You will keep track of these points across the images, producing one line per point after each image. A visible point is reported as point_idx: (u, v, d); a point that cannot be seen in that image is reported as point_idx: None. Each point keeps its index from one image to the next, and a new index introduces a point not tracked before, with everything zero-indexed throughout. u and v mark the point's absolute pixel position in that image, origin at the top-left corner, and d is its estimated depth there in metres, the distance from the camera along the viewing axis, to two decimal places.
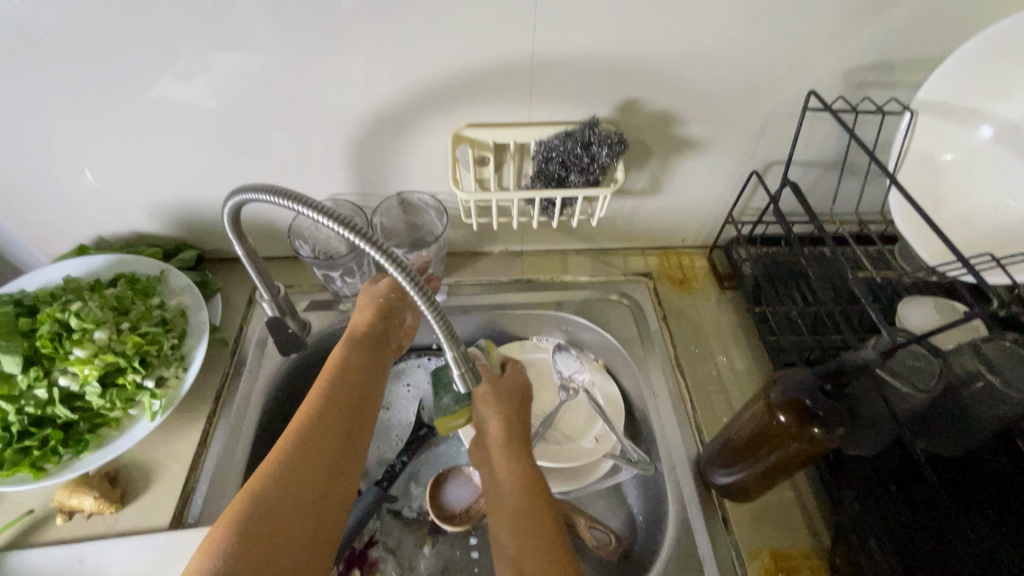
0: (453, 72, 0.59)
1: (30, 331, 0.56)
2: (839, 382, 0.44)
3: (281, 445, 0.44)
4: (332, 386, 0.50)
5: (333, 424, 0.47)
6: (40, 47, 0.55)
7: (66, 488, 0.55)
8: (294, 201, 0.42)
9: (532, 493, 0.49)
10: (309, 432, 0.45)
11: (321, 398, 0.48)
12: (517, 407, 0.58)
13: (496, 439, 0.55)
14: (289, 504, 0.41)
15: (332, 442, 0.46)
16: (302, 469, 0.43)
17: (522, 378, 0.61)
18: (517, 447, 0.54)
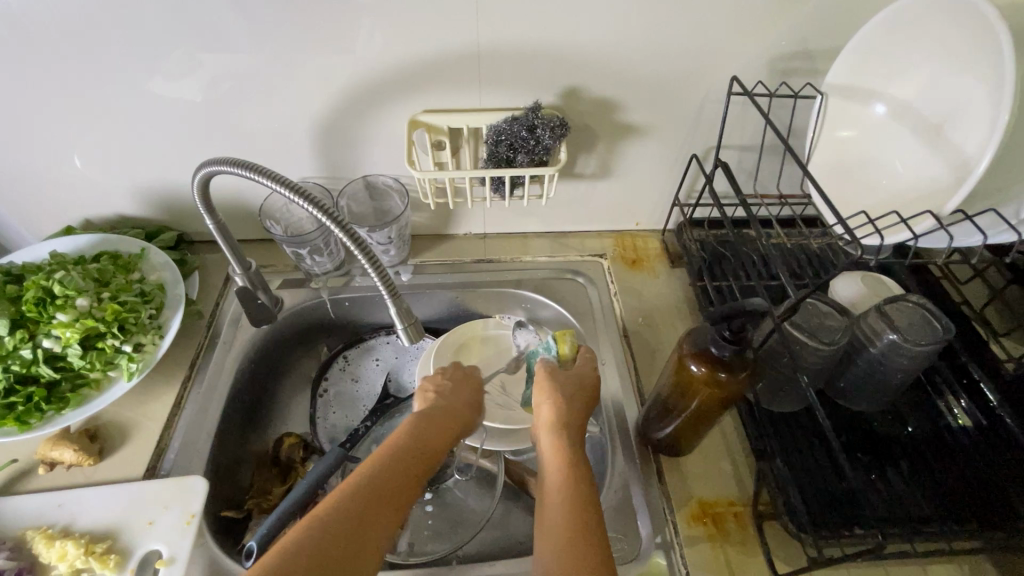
0: (407, 61, 0.64)
1: (17, 298, 0.61)
2: (734, 328, 0.46)
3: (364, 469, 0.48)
4: (419, 430, 0.54)
5: (421, 454, 0.53)
6: (30, 39, 0.61)
7: (48, 442, 0.59)
8: (259, 174, 0.50)
9: (581, 475, 0.51)
10: (405, 450, 0.52)
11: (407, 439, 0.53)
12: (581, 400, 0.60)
13: (546, 418, 0.58)
14: (378, 498, 0.46)
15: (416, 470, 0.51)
16: (394, 474, 0.49)
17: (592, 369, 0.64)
18: (572, 431, 0.56)
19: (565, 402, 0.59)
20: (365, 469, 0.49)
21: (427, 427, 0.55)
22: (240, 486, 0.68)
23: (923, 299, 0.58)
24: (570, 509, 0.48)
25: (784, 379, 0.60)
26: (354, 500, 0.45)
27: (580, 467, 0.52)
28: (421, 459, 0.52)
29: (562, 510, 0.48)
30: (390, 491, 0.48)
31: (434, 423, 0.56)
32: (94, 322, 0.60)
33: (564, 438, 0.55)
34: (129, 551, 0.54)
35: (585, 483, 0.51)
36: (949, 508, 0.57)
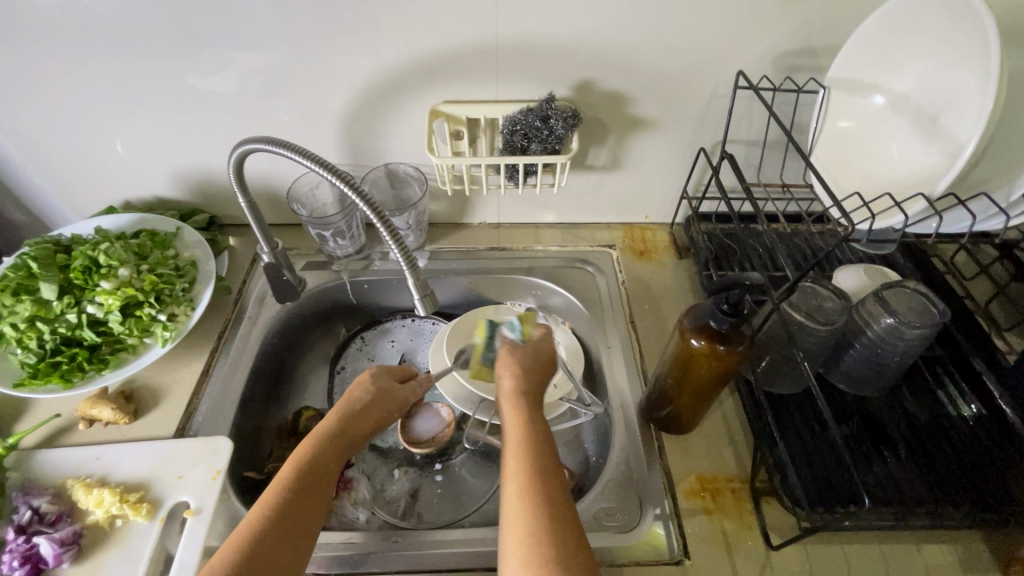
0: (429, 54, 0.68)
1: (66, 267, 0.66)
2: (731, 302, 0.49)
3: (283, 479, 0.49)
4: (333, 434, 0.54)
5: (332, 461, 0.52)
6: (85, 30, 0.66)
7: (88, 400, 0.64)
8: (293, 151, 0.53)
9: (540, 448, 0.49)
10: (315, 462, 0.51)
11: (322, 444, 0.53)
12: (537, 375, 0.59)
13: (506, 391, 0.56)
14: (291, 516, 0.47)
15: (328, 479, 0.51)
16: (307, 488, 0.49)
17: (549, 347, 0.64)
18: (529, 406, 0.54)
19: (523, 378, 0.57)
20: (274, 488, 0.48)
21: (337, 430, 0.55)
22: (261, 453, 0.72)
23: (921, 286, 0.60)
24: (530, 483, 0.46)
25: (783, 359, 0.62)
26: (269, 522, 0.45)
27: (541, 440, 0.50)
28: (332, 468, 0.52)
29: (519, 485, 0.46)
30: (305, 505, 0.48)
31: (344, 426, 0.56)
32: (134, 291, 0.65)
33: (522, 412, 0.53)
34: (160, 501, 0.58)
35: (547, 456, 0.49)
36: (946, 490, 0.58)
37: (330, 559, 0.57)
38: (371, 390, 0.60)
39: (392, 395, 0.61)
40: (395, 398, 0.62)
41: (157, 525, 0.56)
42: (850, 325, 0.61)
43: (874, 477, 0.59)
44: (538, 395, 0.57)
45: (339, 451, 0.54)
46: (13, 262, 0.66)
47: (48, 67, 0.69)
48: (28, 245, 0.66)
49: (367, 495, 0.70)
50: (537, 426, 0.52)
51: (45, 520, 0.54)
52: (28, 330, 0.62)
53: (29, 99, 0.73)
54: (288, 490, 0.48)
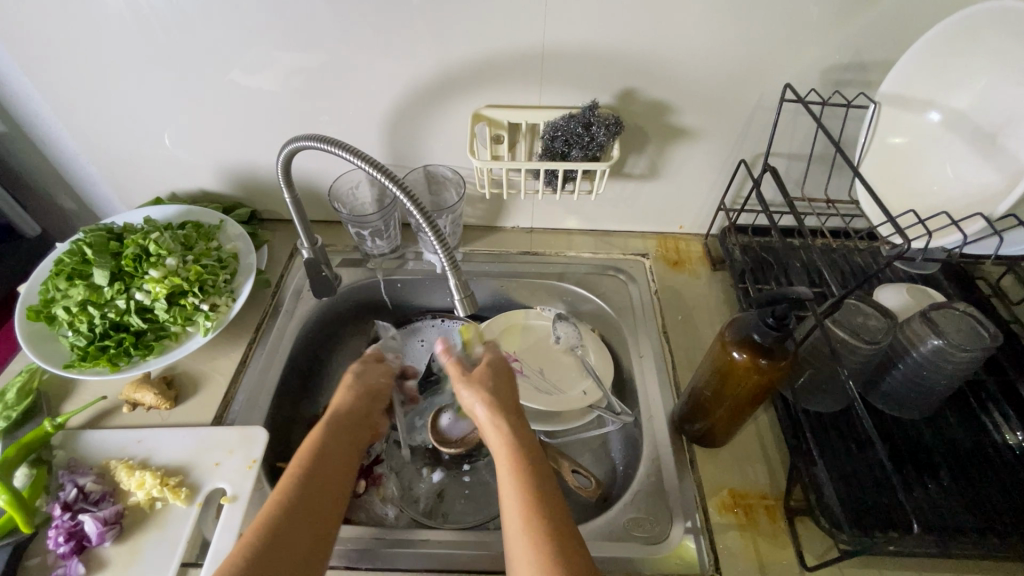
0: (474, 59, 0.69)
1: (117, 253, 0.68)
2: (778, 315, 0.49)
3: (292, 471, 0.51)
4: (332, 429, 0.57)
5: (334, 454, 0.54)
6: (147, 25, 0.69)
7: (133, 384, 0.66)
8: (344, 149, 0.55)
9: (532, 465, 0.49)
10: (320, 454, 0.53)
11: (323, 439, 0.55)
12: (499, 386, 0.58)
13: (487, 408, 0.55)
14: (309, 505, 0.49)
15: (337, 468, 0.53)
16: (314, 488, 0.50)
17: (500, 360, 0.62)
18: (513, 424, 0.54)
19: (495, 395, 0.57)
20: (284, 483, 0.50)
21: (336, 421, 0.58)
22: (292, 445, 0.73)
23: (971, 308, 0.59)
24: (529, 503, 0.46)
25: (823, 377, 0.61)
26: (280, 519, 0.47)
27: (528, 452, 0.51)
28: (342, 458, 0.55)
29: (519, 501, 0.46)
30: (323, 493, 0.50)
31: (342, 418, 0.59)
32: (180, 280, 0.67)
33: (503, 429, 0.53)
34: (198, 487, 0.59)
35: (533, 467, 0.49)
36: (991, 520, 0.56)
37: (360, 553, 0.57)
38: (351, 381, 0.64)
39: (372, 385, 0.65)
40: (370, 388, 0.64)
41: (195, 509, 0.57)
42: (895, 345, 0.60)
43: (914, 501, 0.58)
44: (518, 407, 0.57)
45: (341, 445, 0.56)
46: (69, 247, 0.68)
47: (110, 60, 0.72)
48: (83, 232, 0.69)
49: (396, 492, 0.71)
50: (523, 439, 0.52)
51: (90, 498, 0.56)
52: (80, 314, 0.64)
53: (90, 90, 0.76)
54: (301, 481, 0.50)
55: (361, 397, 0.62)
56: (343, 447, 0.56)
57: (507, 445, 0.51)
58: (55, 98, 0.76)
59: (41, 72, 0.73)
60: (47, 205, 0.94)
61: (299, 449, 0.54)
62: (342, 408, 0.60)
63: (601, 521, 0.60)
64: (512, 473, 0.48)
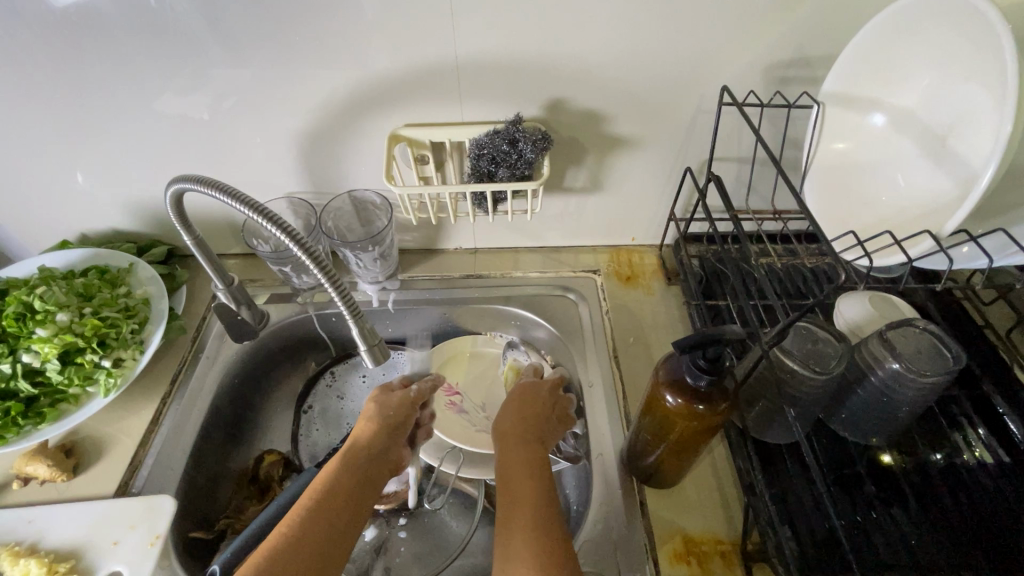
0: (384, 76, 0.63)
1: (1, 312, 0.62)
2: (709, 357, 0.43)
3: (311, 493, 0.50)
4: (358, 454, 0.55)
5: (355, 481, 0.52)
6: (15, 58, 0.61)
7: (25, 456, 0.60)
8: (222, 192, 0.49)
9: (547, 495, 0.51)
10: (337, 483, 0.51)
11: (344, 469, 0.53)
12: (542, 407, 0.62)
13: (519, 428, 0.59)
14: (320, 533, 0.47)
15: (355, 501, 0.51)
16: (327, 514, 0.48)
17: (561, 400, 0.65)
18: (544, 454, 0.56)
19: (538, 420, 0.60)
20: (297, 512, 0.48)
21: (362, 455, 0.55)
22: (217, 504, 0.68)
23: (932, 325, 0.54)
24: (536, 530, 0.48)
25: (776, 408, 0.55)
26: (291, 539, 0.46)
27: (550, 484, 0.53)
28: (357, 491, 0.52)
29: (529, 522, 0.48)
30: (337, 530, 0.48)
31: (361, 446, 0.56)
32: (73, 337, 0.61)
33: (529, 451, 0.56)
34: (92, 572, 0.53)
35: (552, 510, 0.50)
36: (964, 553, 0.52)
37: None
38: (369, 412, 0.60)
39: (392, 417, 0.60)
40: (400, 407, 0.61)
41: None
42: (852, 368, 0.55)
43: (881, 537, 0.53)
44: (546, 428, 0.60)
45: (361, 475, 0.53)
46: None
47: None
48: None
49: None
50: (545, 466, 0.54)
51: None
52: None
53: None
54: (311, 509, 0.48)
55: (375, 450, 0.56)
56: (363, 480, 0.53)
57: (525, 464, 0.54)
58: None
59: None
60: None
61: (319, 477, 0.53)
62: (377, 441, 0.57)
63: None
64: (530, 493, 0.51)
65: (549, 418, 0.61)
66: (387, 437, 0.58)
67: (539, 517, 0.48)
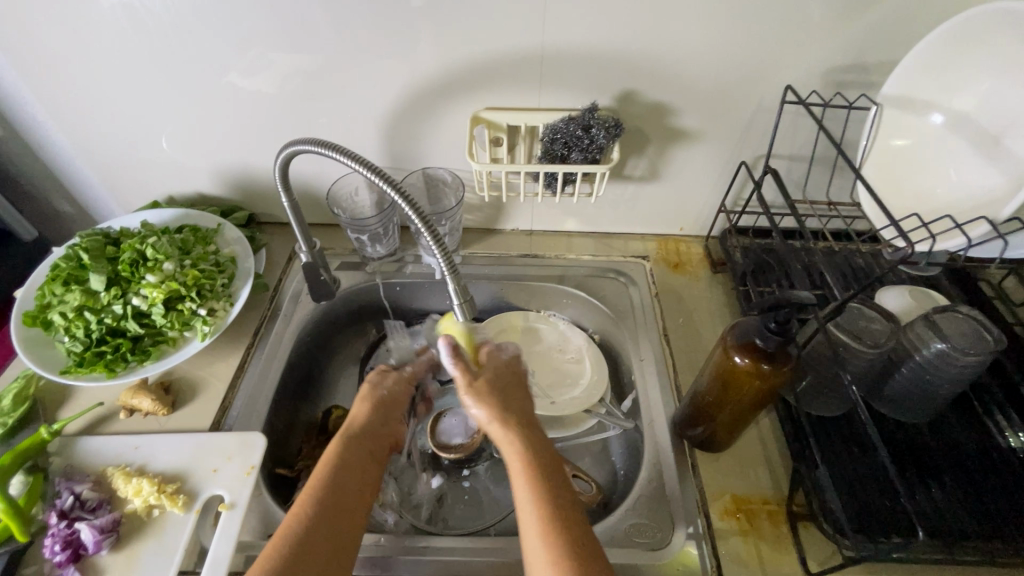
0: (472, 62, 0.69)
1: (114, 258, 0.68)
2: (779, 319, 0.48)
3: (314, 480, 0.51)
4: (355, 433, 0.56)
5: (359, 460, 0.53)
6: (143, 27, 0.68)
7: (130, 390, 0.65)
8: (339, 152, 0.54)
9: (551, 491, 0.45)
10: (343, 462, 0.52)
11: (344, 449, 0.54)
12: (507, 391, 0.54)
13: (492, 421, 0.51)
14: (330, 523, 0.48)
15: (358, 481, 0.52)
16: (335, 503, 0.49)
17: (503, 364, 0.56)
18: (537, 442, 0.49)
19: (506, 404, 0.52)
20: (302, 501, 0.49)
21: (359, 432, 0.56)
22: (291, 450, 0.72)
23: (974, 311, 0.58)
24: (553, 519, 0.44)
25: (826, 381, 0.60)
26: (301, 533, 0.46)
27: (550, 472, 0.47)
28: (360, 473, 0.52)
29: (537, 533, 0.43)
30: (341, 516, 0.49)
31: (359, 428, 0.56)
32: (177, 285, 0.66)
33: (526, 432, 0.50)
34: (195, 494, 0.58)
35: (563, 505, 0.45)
36: (996, 523, 0.56)
37: (359, 561, 0.57)
38: (367, 393, 0.60)
39: (388, 397, 0.60)
40: (397, 392, 0.61)
41: (192, 517, 0.57)
42: (898, 349, 0.60)
43: (918, 505, 0.57)
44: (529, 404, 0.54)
45: (364, 454, 0.54)
46: (64, 252, 0.68)
47: (106, 63, 0.72)
48: (79, 236, 0.69)
49: (395, 498, 0.70)
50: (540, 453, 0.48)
51: (86, 506, 0.55)
52: (76, 320, 0.64)
53: (85, 93, 0.75)
54: (322, 494, 0.49)
55: (374, 427, 0.57)
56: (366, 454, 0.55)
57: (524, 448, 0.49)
58: (49, 101, 0.76)
59: (35, 75, 0.73)
60: (44, 208, 0.94)
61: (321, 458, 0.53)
62: (373, 417, 0.58)
63: (603, 527, 0.60)
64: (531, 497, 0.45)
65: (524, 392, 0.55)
66: (384, 414, 0.59)
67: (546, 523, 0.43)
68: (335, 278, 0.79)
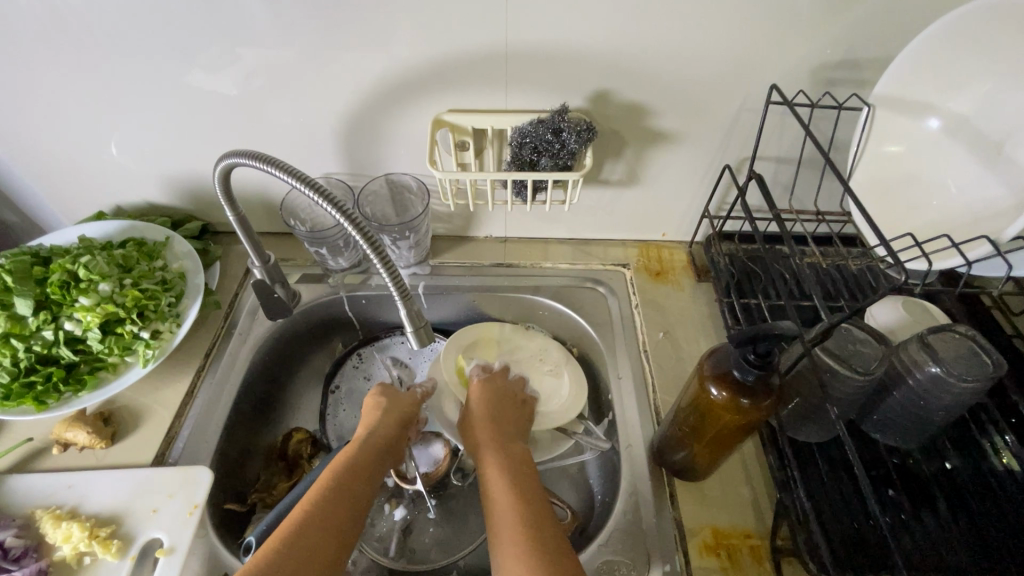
0: (431, 61, 0.64)
1: (44, 279, 0.62)
2: (760, 350, 0.44)
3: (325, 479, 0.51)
4: (366, 443, 0.57)
5: (365, 470, 0.54)
6: (69, 27, 0.62)
7: (64, 423, 0.61)
8: (277, 168, 0.48)
9: (529, 494, 0.51)
10: (351, 474, 0.52)
11: (353, 456, 0.54)
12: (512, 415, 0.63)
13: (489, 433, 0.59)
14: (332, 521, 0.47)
15: (360, 488, 0.52)
16: (338, 503, 0.49)
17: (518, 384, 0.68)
18: (522, 461, 0.56)
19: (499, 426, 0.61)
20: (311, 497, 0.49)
21: (369, 443, 0.57)
22: (246, 479, 0.68)
23: (971, 330, 0.54)
24: (526, 528, 0.47)
25: (815, 407, 0.56)
26: (305, 525, 0.46)
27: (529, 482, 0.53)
28: (364, 480, 0.53)
29: (512, 521, 0.48)
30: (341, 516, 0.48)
31: (375, 437, 0.58)
32: (114, 308, 0.61)
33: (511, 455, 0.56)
34: (132, 537, 0.54)
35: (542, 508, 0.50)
36: (993, 560, 0.52)
37: None
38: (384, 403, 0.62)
39: (401, 405, 0.63)
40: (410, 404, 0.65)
41: (127, 565, 0.52)
42: (889, 371, 0.56)
43: (910, 538, 0.53)
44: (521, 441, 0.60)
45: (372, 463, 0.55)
46: None
47: (32, 66, 0.66)
48: (5, 255, 0.63)
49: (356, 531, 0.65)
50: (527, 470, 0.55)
51: (9, 556, 0.51)
52: (1, 348, 0.58)
53: (13, 98, 0.69)
54: (327, 494, 0.49)
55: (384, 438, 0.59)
56: (370, 468, 0.55)
57: (500, 464, 0.55)
58: None
59: None
60: None
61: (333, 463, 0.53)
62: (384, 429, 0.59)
63: None
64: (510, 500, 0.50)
65: (527, 420, 0.64)
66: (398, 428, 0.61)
67: (521, 521, 0.48)
68: (297, 293, 0.73)
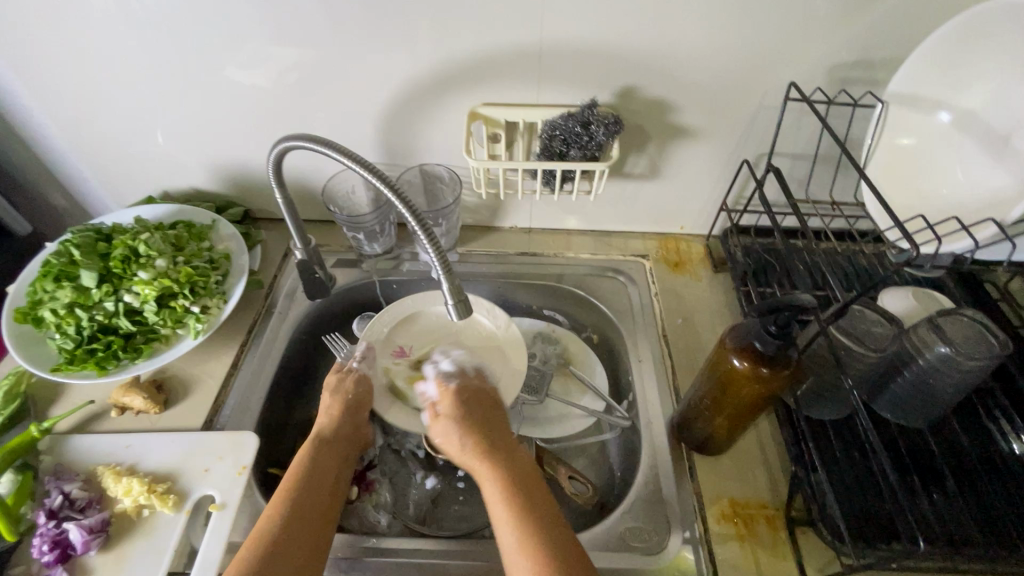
0: (469, 57, 0.68)
1: (106, 255, 0.67)
2: (780, 322, 0.47)
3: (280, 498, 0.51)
4: (311, 453, 0.56)
5: (320, 478, 0.54)
6: (135, 21, 0.67)
7: (121, 388, 0.65)
8: (333, 149, 0.52)
9: (527, 494, 0.50)
10: (304, 488, 0.52)
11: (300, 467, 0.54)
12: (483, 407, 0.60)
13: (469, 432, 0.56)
14: (295, 540, 0.48)
15: (321, 497, 0.53)
16: (298, 521, 0.49)
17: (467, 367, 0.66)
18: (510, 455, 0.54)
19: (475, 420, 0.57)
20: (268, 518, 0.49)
21: (317, 448, 0.57)
22: (284, 448, 0.72)
23: (979, 313, 0.57)
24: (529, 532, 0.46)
25: (829, 385, 0.59)
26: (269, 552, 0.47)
27: (523, 478, 0.51)
28: (323, 488, 0.53)
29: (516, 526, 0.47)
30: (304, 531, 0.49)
31: (317, 445, 0.57)
32: (170, 282, 0.65)
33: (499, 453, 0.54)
34: (186, 493, 0.58)
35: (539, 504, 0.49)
36: (999, 531, 0.55)
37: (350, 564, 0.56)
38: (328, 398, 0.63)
39: (347, 397, 0.63)
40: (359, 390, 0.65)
41: (183, 518, 0.56)
42: (900, 352, 0.59)
43: (920, 511, 0.56)
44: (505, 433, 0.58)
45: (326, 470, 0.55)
46: (56, 248, 0.67)
47: (97, 57, 0.71)
48: (71, 232, 0.68)
49: (389, 499, 0.69)
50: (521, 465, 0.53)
51: (75, 506, 0.55)
52: (67, 317, 0.63)
53: (76, 87, 0.74)
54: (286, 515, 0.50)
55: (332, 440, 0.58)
56: (324, 476, 0.55)
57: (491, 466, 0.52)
58: (40, 95, 0.75)
59: (25, 66, 0.71)
60: (37, 202, 0.93)
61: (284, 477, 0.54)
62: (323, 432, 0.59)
63: (597, 531, 0.59)
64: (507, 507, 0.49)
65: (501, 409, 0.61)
66: (349, 424, 0.61)
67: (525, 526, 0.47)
68: (333, 275, 0.77)
